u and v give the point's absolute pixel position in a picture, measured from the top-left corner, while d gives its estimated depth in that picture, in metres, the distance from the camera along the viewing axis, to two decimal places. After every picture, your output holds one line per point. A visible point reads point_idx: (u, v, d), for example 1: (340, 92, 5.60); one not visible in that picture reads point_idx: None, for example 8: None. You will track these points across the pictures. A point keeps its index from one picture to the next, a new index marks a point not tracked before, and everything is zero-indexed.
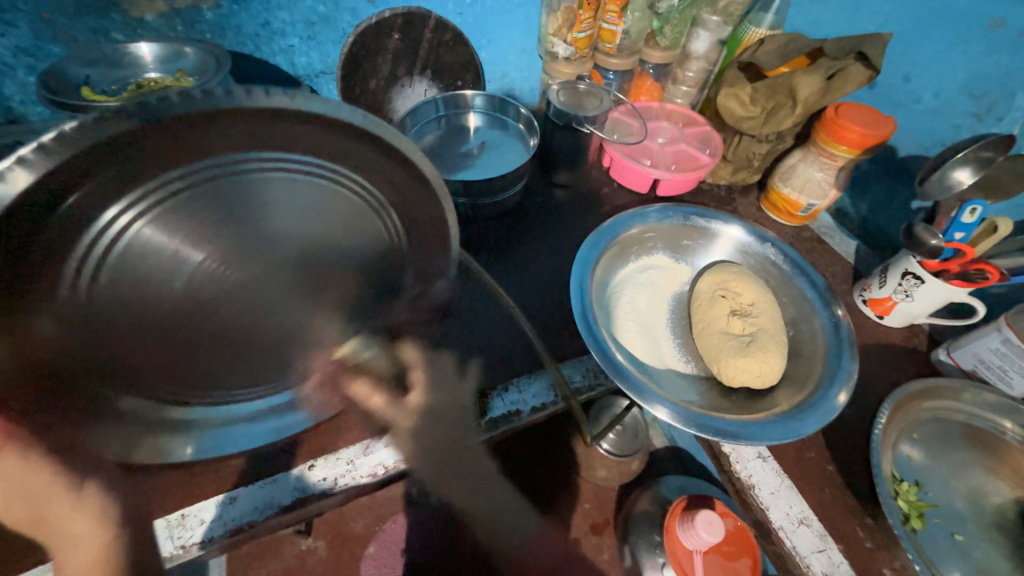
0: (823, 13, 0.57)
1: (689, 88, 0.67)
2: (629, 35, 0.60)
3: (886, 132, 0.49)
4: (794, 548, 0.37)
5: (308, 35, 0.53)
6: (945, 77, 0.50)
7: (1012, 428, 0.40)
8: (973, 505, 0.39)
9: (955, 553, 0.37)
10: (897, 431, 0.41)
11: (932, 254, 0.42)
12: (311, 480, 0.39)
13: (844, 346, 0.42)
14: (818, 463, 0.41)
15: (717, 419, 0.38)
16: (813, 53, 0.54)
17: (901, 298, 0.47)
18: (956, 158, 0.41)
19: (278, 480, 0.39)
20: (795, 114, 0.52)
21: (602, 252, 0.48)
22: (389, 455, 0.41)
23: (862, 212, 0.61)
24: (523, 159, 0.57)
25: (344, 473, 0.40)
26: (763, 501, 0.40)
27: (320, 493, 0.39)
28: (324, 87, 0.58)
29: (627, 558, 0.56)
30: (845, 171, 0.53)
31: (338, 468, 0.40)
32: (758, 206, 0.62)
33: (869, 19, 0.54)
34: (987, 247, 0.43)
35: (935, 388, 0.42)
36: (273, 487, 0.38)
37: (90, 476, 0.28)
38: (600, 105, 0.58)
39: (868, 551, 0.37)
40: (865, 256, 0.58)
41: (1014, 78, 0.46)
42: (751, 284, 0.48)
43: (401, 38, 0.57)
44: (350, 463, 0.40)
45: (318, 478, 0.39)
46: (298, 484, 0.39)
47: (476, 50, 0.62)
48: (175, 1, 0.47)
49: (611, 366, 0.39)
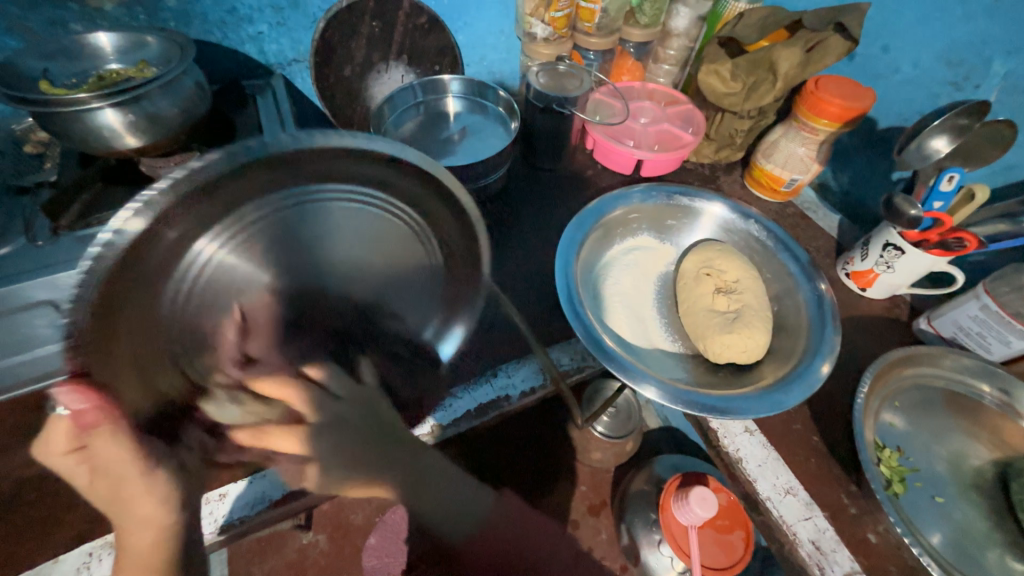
0: None
1: (671, 66, 0.67)
2: (608, 13, 0.59)
3: (865, 105, 0.49)
4: (780, 517, 0.38)
5: (277, 21, 0.52)
6: (923, 46, 0.50)
7: (991, 392, 0.41)
8: (953, 468, 0.40)
9: (936, 515, 0.38)
10: (879, 400, 0.41)
11: (912, 225, 0.43)
12: None
13: (827, 318, 0.42)
14: (803, 434, 0.42)
15: (703, 395, 0.38)
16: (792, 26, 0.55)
17: (882, 269, 0.47)
18: (932, 126, 0.42)
19: (270, 474, 0.39)
20: (776, 89, 0.52)
21: (586, 234, 0.48)
22: None
23: (843, 186, 0.61)
24: (504, 143, 0.57)
25: None
26: (750, 473, 0.40)
27: (314, 485, 0.39)
28: (298, 76, 0.57)
29: (625, 537, 0.58)
30: (825, 144, 0.53)
31: None
32: (742, 184, 0.62)
33: None
34: (964, 215, 0.44)
35: (916, 356, 0.43)
36: (265, 481, 0.39)
37: (161, 497, 0.27)
38: (581, 86, 0.57)
39: (853, 516, 0.38)
40: (848, 229, 0.58)
41: (988, 44, 0.46)
42: (735, 261, 0.48)
43: (375, 22, 0.55)
44: None
45: None
46: (291, 477, 0.39)
47: (453, 33, 0.61)
48: None
49: (597, 348, 0.39)
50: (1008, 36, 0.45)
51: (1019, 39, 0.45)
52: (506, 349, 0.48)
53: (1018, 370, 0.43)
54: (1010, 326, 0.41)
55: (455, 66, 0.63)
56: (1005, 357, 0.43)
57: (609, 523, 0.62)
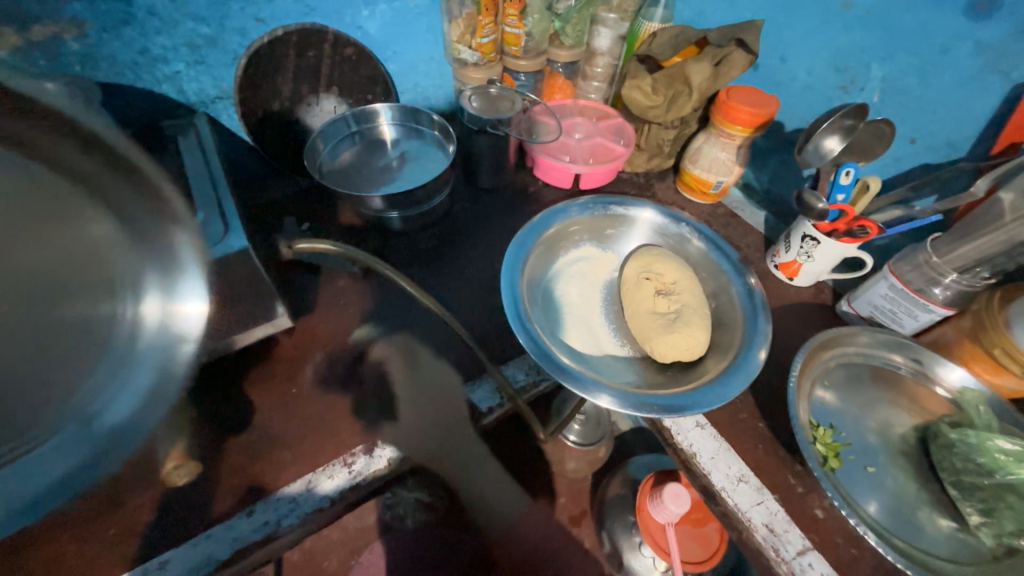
0: (705, 5, 0.62)
1: (600, 83, 0.70)
2: (532, 36, 0.61)
3: (772, 111, 0.53)
4: (735, 505, 0.40)
5: (194, 59, 0.50)
6: (814, 55, 0.55)
7: (905, 363, 0.46)
8: (882, 438, 0.43)
9: (870, 485, 0.40)
10: (810, 381, 0.44)
11: (821, 218, 0.47)
12: (254, 527, 0.38)
13: (757, 309, 0.45)
14: (750, 422, 0.44)
15: (653, 396, 0.39)
16: (700, 43, 0.58)
17: (804, 259, 0.51)
18: (822, 129, 0.47)
19: (214, 533, 0.37)
20: (693, 100, 0.56)
21: (528, 251, 0.49)
22: (335, 487, 0.40)
23: (765, 184, 0.66)
24: (444, 167, 0.57)
25: (288, 513, 0.38)
26: (704, 467, 0.42)
27: (265, 538, 0.37)
28: (224, 112, 0.56)
29: (607, 544, 0.62)
30: (743, 148, 0.58)
31: (282, 509, 0.38)
32: (675, 189, 0.65)
33: (745, 8, 0.58)
34: (864, 204, 0.48)
35: (838, 337, 0.46)
36: (208, 542, 0.37)
37: None
38: (513, 107, 0.59)
39: (800, 495, 0.40)
40: (773, 225, 0.63)
41: (866, 52, 0.52)
42: (672, 263, 0.51)
43: (299, 55, 0.55)
44: (295, 501, 0.39)
45: (262, 522, 0.38)
46: (239, 533, 0.37)
47: (383, 62, 0.62)
48: (31, 34, 0.43)
49: (549, 362, 0.40)
50: (880, 45, 0.50)
51: (890, 46, 0.50)
52: (459, 373, 0.48)
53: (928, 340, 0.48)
54: (916, 301, 0.46)
55: (388, 94, 0.64)
56: (916, 329, 0.48)
57: (591, 531, 0.64)
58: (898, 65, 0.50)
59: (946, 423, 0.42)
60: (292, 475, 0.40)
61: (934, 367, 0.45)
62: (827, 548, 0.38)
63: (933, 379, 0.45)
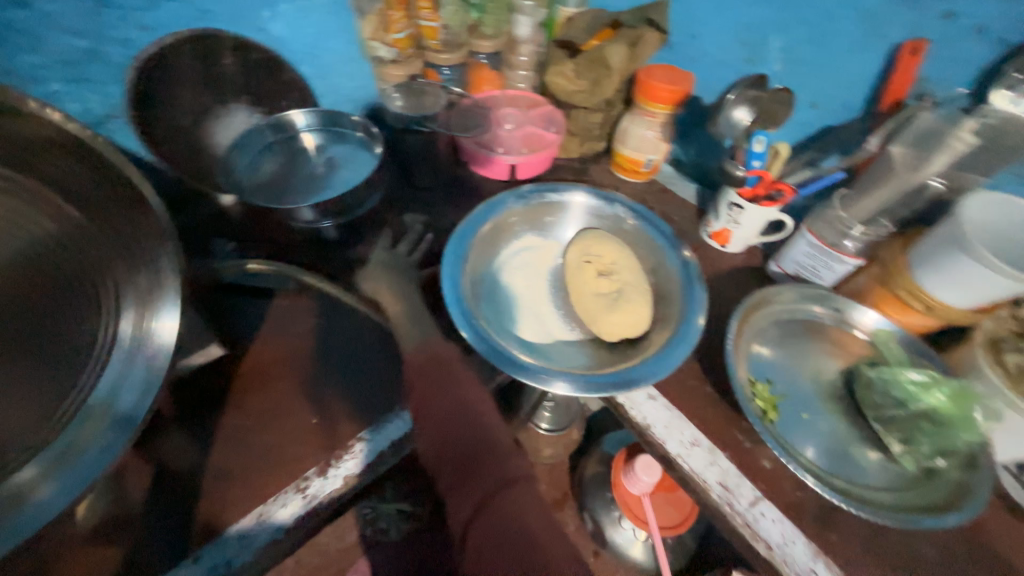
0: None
1: (527, 72, 0.72)
2: (449, 28, 0.66)
3: (686, 86, 0.60)
4: (690, 468, 0.46)
5: (73, 76, 0.51)
6: (720, 33, 0.66)
7: (828, 313, 0.56)
8: (815, 383, 0.52)
9: (807, 430, 0.48)
10: (747, 340, 0.52)
11: (742, 184, 0.57)
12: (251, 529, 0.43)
13: (693, 279, 0.48)
14: (698, 388, 0.51)
15: (607, 376, 0.41)
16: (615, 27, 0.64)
17: (733, 225, 0.61)
18: (733, 100, 0.59)
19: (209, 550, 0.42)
20: (614, 79, 0.61)
21: (469, 247, 0.49)
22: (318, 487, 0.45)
23: (692, 158, 0.78)
24: (371, 168, 0.55)
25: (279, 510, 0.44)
26: (659, 436, 0.48)
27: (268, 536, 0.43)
28: (120, 131, 0.56)
29: (590, 522, 0.75)
30: (667, 125, 0.65)
31: (272, 508, 0.44)
32: (611, 170, 0.72)
33: None
34: (778, 167, 0.57)
35: (764, 299, 0.54)
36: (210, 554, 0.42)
37: None
38: (436, 103, 0.60)
39: (748, 449, 0.47)
40: (704, 195, 0.72)
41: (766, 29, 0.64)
42: (609, 244, 0.52)
43: (197, 64, 0.56)
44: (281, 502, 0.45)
45: (256, 523, 0.44)
46: (236, 540, 0.43)
47: (295, 64, 0.63)
48: None
49: (503, 358, 0.40)
50: (779, 22, 0.63)
51: (786, 24, 0.62)
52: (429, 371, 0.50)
53: (847, 285, 0.60)
54: (834, 254, 0.57)
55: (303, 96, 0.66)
56: (836, 279, 0.59)
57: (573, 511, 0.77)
58: (793, 38, 0.63)
59: (866, 363, 0.51)
60: (275, 484, 0.46)
61: (851, 313, 0.55)
62: (775, 492, 0.45)
63: (851, 323, 0.55)
